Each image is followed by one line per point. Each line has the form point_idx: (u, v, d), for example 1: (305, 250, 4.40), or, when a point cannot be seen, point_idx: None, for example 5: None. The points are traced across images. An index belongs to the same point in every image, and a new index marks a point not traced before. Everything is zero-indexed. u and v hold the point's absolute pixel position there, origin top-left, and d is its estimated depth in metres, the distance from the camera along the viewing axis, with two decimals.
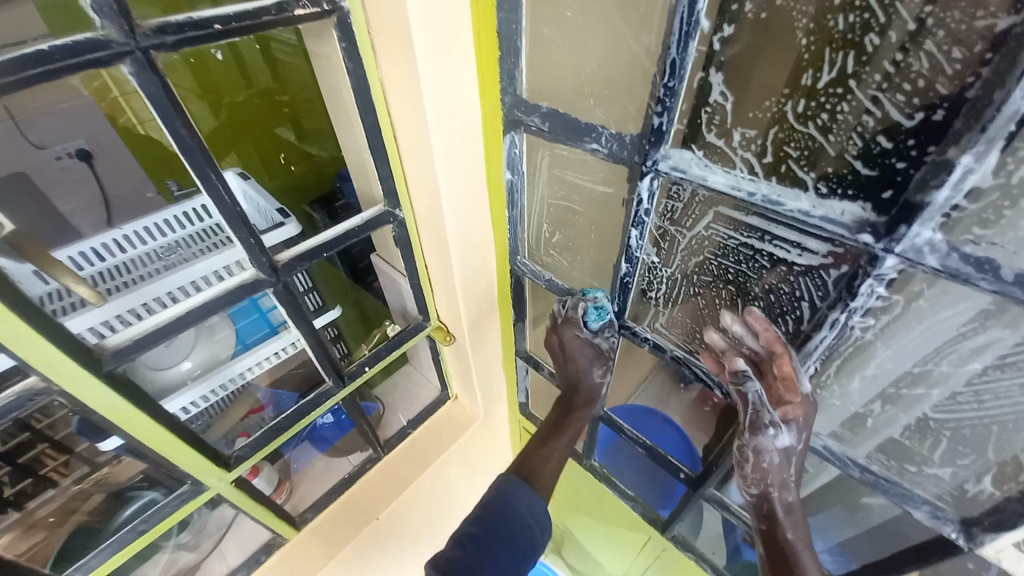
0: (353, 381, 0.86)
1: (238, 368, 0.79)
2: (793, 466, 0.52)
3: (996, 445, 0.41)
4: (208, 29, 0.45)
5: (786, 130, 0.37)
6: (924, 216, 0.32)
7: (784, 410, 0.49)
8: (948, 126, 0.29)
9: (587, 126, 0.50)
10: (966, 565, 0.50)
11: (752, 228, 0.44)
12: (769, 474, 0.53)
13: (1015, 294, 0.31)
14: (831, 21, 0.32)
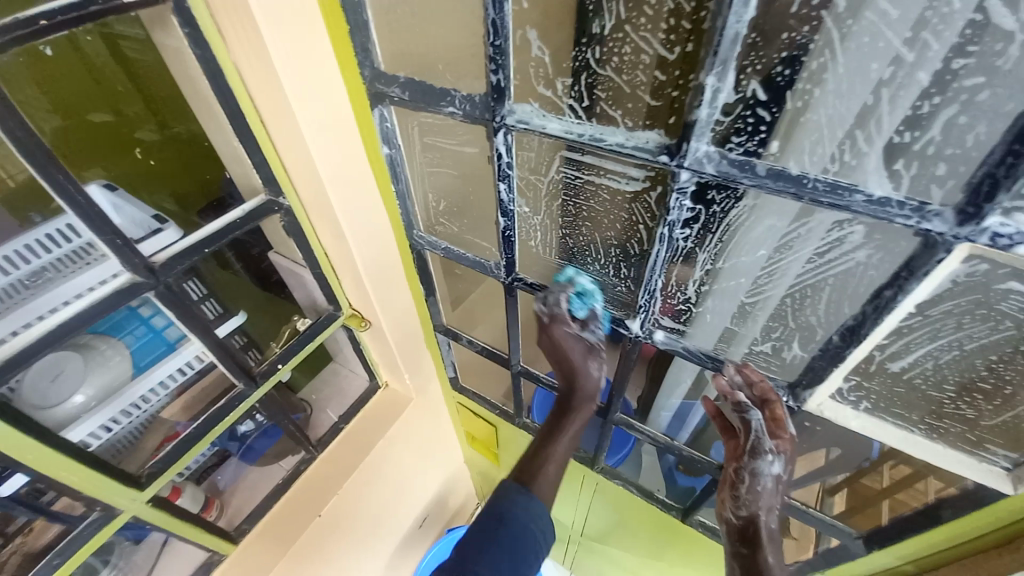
0: (266, 379, 0.87)
1: (142, 389, 0.76)
2: (775, 493, 0.59)
3: (795, 315, 0.51)
4: (32, 26, 0.44)
5: (591, 75, 0.44)
6: (697, 131, 0.40)
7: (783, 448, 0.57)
8: (696, 54, 0.37)
9: (442, 91, 0.53)
10: (803, 421, 0.63)
11: (591, 166, 0.51)
12: (758, 499, 0.58)
13: (767, 184, 0.40)
14: None
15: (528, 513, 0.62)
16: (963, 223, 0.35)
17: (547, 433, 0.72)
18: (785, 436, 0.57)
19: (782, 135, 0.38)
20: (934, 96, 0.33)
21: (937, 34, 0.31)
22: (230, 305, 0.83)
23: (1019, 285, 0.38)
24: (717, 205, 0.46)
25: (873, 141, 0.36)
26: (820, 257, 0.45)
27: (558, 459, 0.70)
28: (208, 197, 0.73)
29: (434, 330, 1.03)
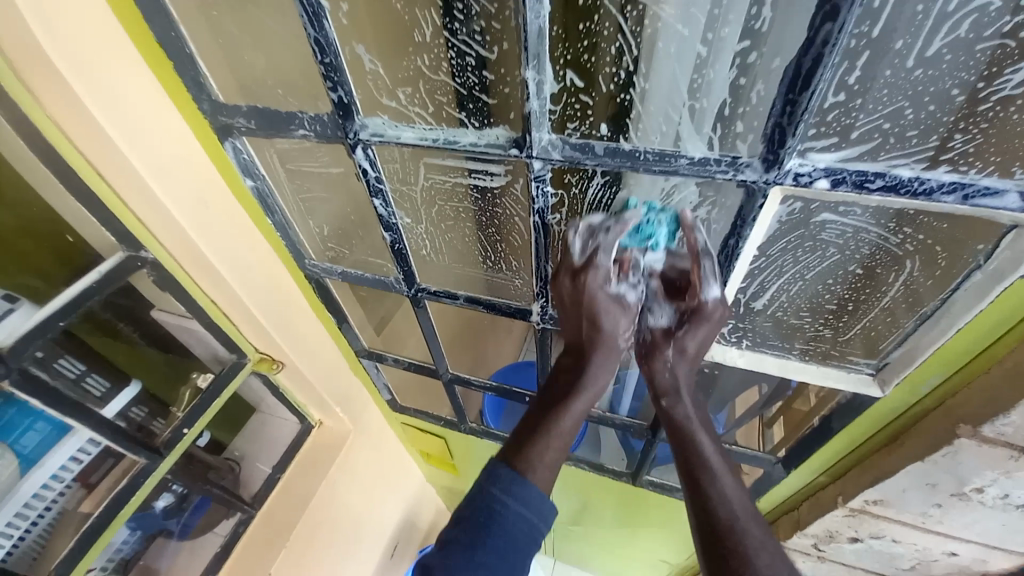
0: (172, 450, 0.78)
1: (36, 486, 0.69)
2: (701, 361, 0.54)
3: None
4: None
5: (428, 82, 0.46)
6: (536, 122, 0.42)
7: (703, 318, 0.51)
8: (507, 49, 0.40)
9: (288, 115, 0.53)
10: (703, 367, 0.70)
11: (455, 168, 0.52)
12: (681, 373, 0.54)
13: (609, 163, 0.43)
14: None
15: (520, 503, 0.49)
16: (769, 169, 0.39)
17: (542, 410, 0.56)
18: (719, 304, 0.50)
19: (604, 117, 0.42)
20: (728, 64, 0.38)
21: (723, 20, 0.36)
22: (118, 374, 0.77)
23: (831, 215, 0.44)
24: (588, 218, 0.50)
25: (682, 108, 0.40)
26: (674, 216, 0.50)
27: (558, 440, 0.53)
28: (70, 264, 0.64)
29: (358, 357, 1.00)
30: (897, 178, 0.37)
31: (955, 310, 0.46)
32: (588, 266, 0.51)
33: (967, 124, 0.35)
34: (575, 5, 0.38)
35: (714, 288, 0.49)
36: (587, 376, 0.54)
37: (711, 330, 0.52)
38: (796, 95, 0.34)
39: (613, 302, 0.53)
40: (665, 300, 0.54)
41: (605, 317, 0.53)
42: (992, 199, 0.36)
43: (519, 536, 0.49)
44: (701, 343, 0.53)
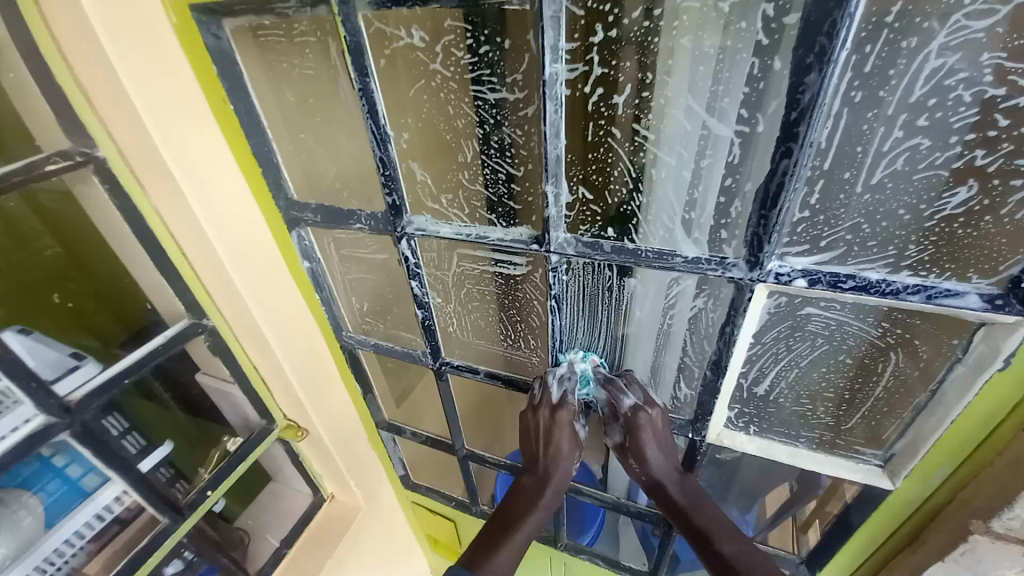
0: (193, 511, 0.81)
1: (56, 542, 0.70)
2: (668, 456, 0.60)
3: (671, 355, 0.62)
4: None
5: (467, 190, 0.55)
6: (553, 224, 0.51)
7: (637, 426, 0.59)
8: (532, 170, 0.50)
9: (349, 212, 0.64)
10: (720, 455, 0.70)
11: (483, 258, 0.61)
12: (650, 465, 0.59)
13: (616, 258, 0.50)
14: (456, 122, 0.52)
15: None
16: (753, 269, 0.45)
17: (502, 524, 0.62)
18: (647, 409, 0.59)
19: (612, 222, 0.50)
20: (718, 187, 0.46)
21: (709, 152, 0.45)
22: (154, 437, 0.80)
23: (814, 309, 0.49)
24: (550, 382, 0.63)
25: (675, 219, 0.49)
26: (682, 299, 0.55)
27: (515, 547, 0.60)
28: (130, 326, 0.73)
29: (378, 429, 1.03)
30: (866, 279, 0.43)
31: (946, 400, 0.48)
32: (553, 407, 0.62)
33: (919, 237, 0.41)
34: (586, 141, 0.47)
35: (631, 399, 0.60)
36: (544, 495, 0.62)
37: (651, 434, 0.59)
38: (768, 211, 0.42)
39: (565, 436, 0.62)
40: (614, 425, 0.63)
41: (563, 459, 0.63)
42: (956, 299, 0.41)
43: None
44: (653, 450, 0.59)
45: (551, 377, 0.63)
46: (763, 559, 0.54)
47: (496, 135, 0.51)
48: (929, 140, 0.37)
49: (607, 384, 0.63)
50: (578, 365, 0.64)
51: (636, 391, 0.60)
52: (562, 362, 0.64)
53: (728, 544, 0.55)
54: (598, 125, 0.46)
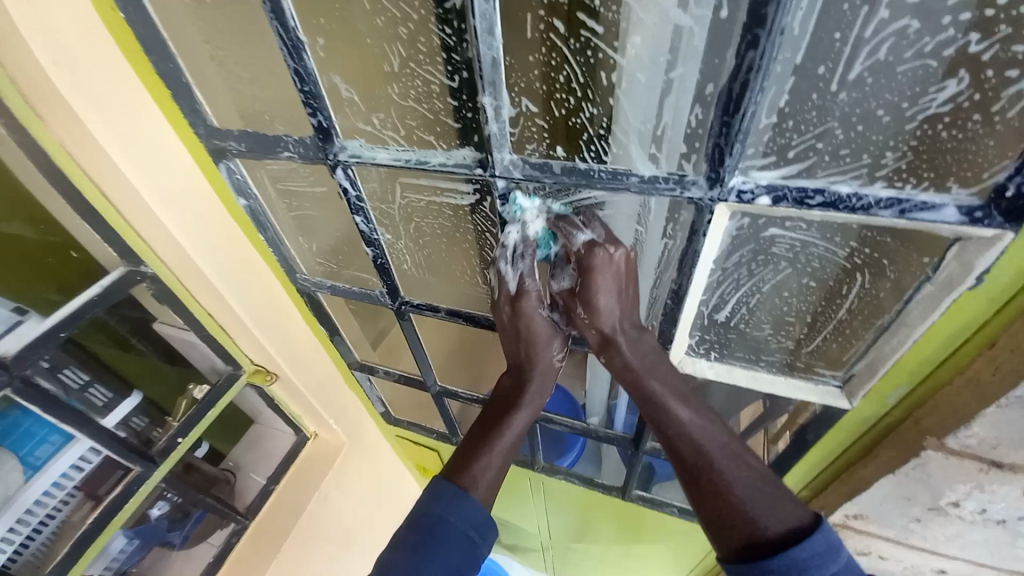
0: (167, 458, 0.82)
1: (39, 492, 0.71)
2: (617, 305, 0.54)
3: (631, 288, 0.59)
4: None
5: (399, 108, 0.49)
6: (497, 143, 0.45)
7: (593, 268, 0.52)
8: (469, 80, 0.42)
9: (275, 138, 0.58)
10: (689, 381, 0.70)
11: (428, 187, 0.55)
12: (599, 316, 0.54)
13: (566, 180, 0.46)
14: (378, 20, 0.45)
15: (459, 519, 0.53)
16: (713, 186, 0.41)
17: (484, 427, 0.62)
18: (603, 247, 0.51)
19: (561, 139, 0.45)
20: (690, 96, 0.39)
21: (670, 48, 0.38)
22: (122, 385, 0.80)
23: (778, 230, 0.46)
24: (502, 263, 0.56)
25: (629, 132, 0.42)
26: (653, 223, 0.49)
27: (496, 454, 0.59)
28: (84, 276, 0.68)
29: (350, 369, 1.02)
30: (836, 194, 0.38)
31: (910, 322, 0.46)
32: (515, 297, 0.59)
33: (897, 142, 0.36)
34: (526, 38, 0.40)
35: (587, 236, 0.51)
36: (527, 394, 0.62)
37: (608, 274, 0.52)
38: (731, 117, 0.36)
39: (533, 325, 0.60)
40: (564, 265, 0.55)
41: (537, 345, 0.61)
42: (931, 213, 0.37)
43: (460, 551, 0.52)
44: (603, 292, 0.53)
45: (503, 259, 0.56)
46: (735, 451, 0.48)
47: (425, 35, 0.42)
48: (920, 21, 0.32)
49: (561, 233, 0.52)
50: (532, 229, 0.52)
51: (592, 225, 0.51)
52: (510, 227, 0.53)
53: (713, 455, 0.48)
54: (538, 18, 0.39)
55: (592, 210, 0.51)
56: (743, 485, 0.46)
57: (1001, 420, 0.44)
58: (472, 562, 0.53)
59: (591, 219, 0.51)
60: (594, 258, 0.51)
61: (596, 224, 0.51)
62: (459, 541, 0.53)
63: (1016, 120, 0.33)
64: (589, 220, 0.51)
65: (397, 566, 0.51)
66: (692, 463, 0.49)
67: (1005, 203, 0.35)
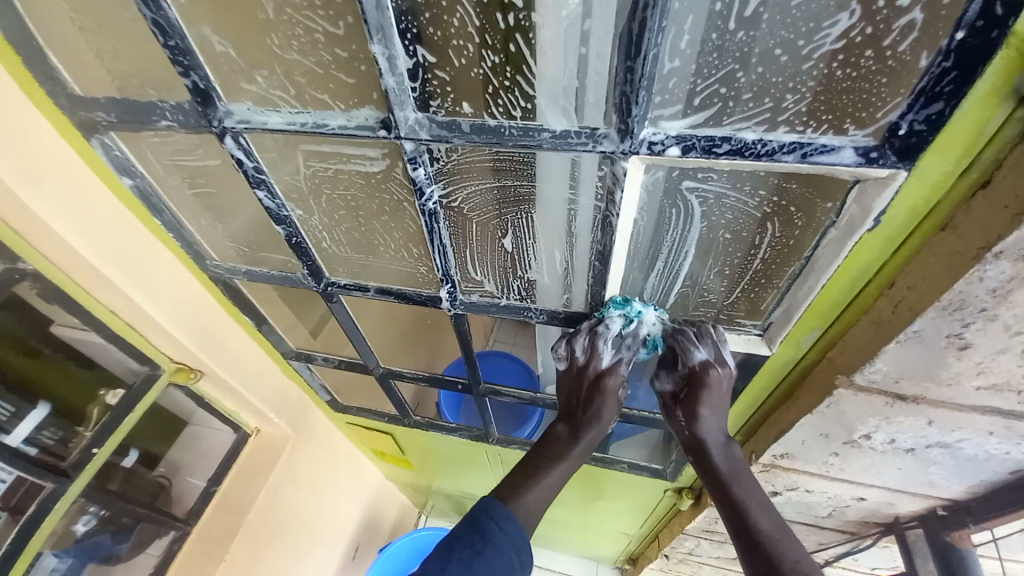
0: (82, 471, 0.78)
1: None
2: (719, 418, 0.59)
3: (559, 256, 0.57)
4: None
5: (281, 63, 0.43)
6: (399, 100, 0.41)
7: (703, 382, 0.58)
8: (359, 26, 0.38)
9: (148, 105, 0.52)
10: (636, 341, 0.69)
11: (333, 154, 0.50)
12: (701, 426, 0.59)
13: (476, 140, 0.43)
14: None
15: (507, 534, 0.56)
16: (624, 139, 0.40)
17: (536, 463, 0.63)
18: (714, 366, 0.58)
19: (465, 95, 0.41)
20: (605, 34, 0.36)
21: None
22: (26, 397, 0.76)
23: (692, 184, 0.45)
24: (599, 342, 0.61)
25: (534, 83, 0.39)
26: (586, 182, 0.46)
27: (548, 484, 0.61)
28: None
29: (286, 359, 0.96)
30: (741, 141, 0.38)
31: (817, 267, 0.48)
32: (601, 371, 0.62)
33: (796, 84, 0.36)
34: None
35: (702, 353, 0.58)
36: (577, 445, 0.62)
37: (715, 395, 0.58)
38: (633, 62, 0.35)
39: (610, 403, 0.62)
40: (667, 372, 0.62)
41: (608, 407, 0.62)
42: (830, 155, 0.37)
43: (503, 564, 0.54)
44: (708, 408, 0.58)
45: (601, 339, 0.60)
46: (797, 546, 0.50)
47: None
48: None
49: (674, 338, 0.59)
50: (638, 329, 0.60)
51: (709, 343, 0.58)
52: (609, 317, 0.59)
53: (781, 547, 0.50)
54: None
55: (709, 330, 0.58)
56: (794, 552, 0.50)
57: (900, 356, 0.47)
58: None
59: (708, 338, 0.58)
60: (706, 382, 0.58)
61: (714, 345, 0.58)
62: (503, 564, 0.55)
63: (905, 55, 0.32)
64: (707, 337, 0.58)
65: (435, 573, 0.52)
66: (746, 537, 0.52)
67: (898, 142, 0.36)
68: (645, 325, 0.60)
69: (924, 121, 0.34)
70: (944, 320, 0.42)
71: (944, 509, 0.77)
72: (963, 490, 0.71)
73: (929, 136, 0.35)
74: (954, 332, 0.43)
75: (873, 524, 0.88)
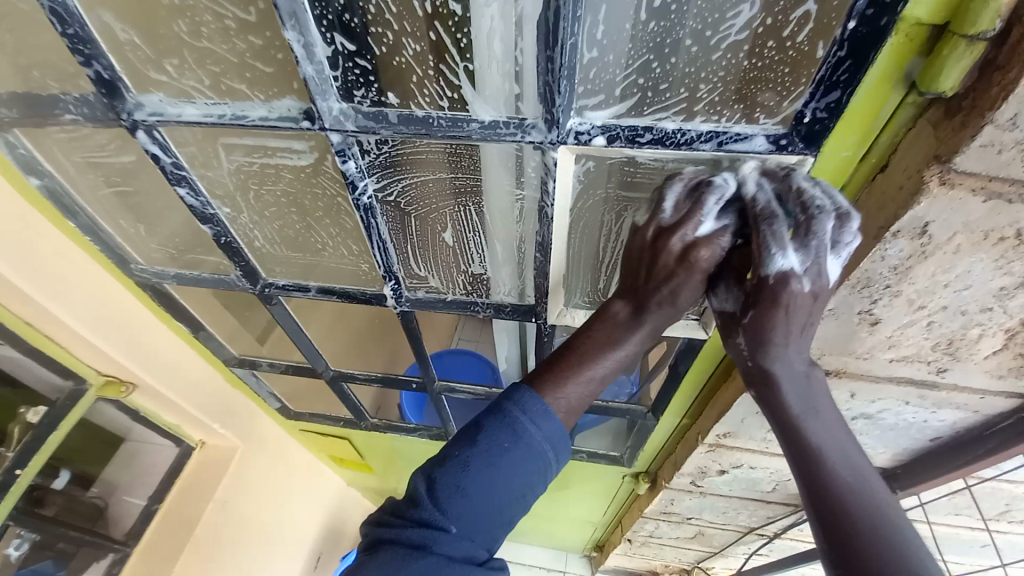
0: (7, 493, 0.72)
1: None
2: (796, 346, 0.42)
3: (503, 252, 0.57)
4: None
5: (193, 50, 0.41)
6: (321, 91, 0.40)
7: (776, 299, 0.40)
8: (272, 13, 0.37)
9: (49, 97, 0.48)
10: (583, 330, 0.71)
11: (258, 148, 0.48)
12: (764, 351, 0.42)
13: (405, 130, 0.42)
14: None
15: (542, 433, 0.45)
16: (551, 129, 0.40)
17: (564, 356, 0.47)
18: (798, 278, 0.39)
19: (389, 84, 0.40)
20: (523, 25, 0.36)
21: None
22: None
23: (622, 174, 0.46)
24: (707, 195, 0.41)
25: (458, 72, 0.39)
26: (530, 176, 0.46)
27: (589, 381, 0.46)
28: None
29: (229, 367, 0.92)
30: (662, 131, 0.39)
31: None
32: (691, 241, 0.42)
33: (709, 73, 0.37)
34: None
35: (788, 258, 0.39)
36: (633, 334, 0.46)
37: (793, 317, 0.40)
38: (552, 51, 0.35)
39: (689, 289, 0.44)
40: (730, 284, 0.44)
41: (680, 299, 0.45)
42: (743, 143, 0.39)
43: (535, 465, 0.44)
44: (776, 334, 0.41)
45: (709, 197, 0.41)
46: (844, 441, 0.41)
47: None
48: None
49: (757, 224, 0.39)
50: (748, 188, 0.40)
51: (806, 246, 0.38)
52: (720, 175, 0.41)
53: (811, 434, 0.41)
54: None
55: (817, 217, 0.38)
56: (863, 514, 0.37)
57: (820, 332, 0.50)
58: (539, 481, 0.45)
59: (808, 234, 0.38)
60: (773, 294, 0.40)
61: (811, 249, 0.38)
62: (533, 457, 0.44)
63: (805, 46, 0.34)
64: (806, 235, 0.38)
65: (458, 485, 0.43)
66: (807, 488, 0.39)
67: (803, 129, 0.38)
68: (753, 181, 0.40)
69: (825, 109, 0.36)
70: (856, 297, 0.45)
71: None
72: (889, 457, 0.76)
73: (830, 123, 0.37)
74: (864, 307, 0.46)
75: None
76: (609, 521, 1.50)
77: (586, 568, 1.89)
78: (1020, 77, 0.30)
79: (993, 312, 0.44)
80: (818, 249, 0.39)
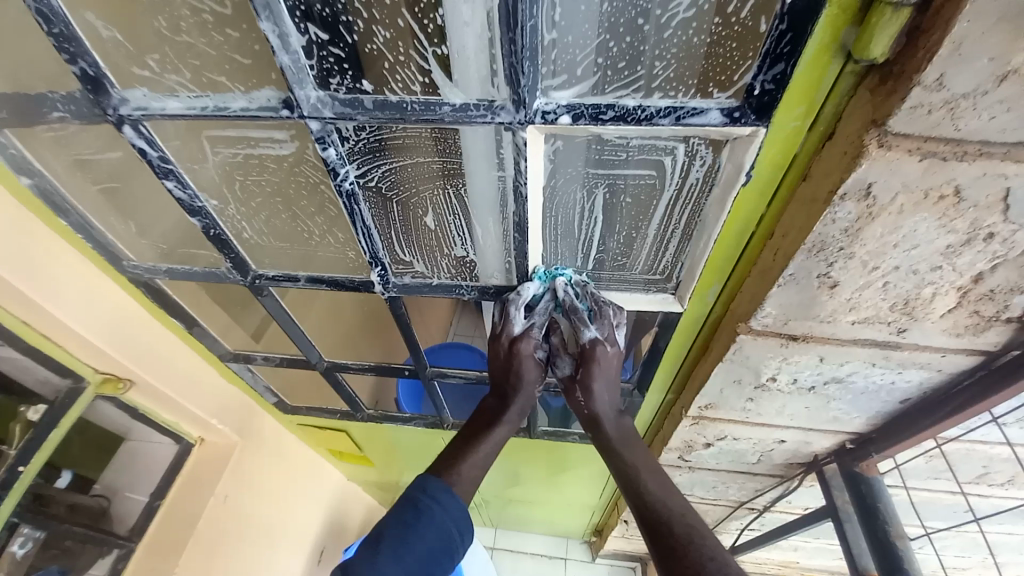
0: (9, 489, 0.74)
1: None
2: (608, 392, 0.68)
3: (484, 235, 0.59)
4: None
5: (174, 45, 0.43)
6: (298, 80, 0.42)
7: (592, 358, 0.65)
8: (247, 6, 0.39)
9: (36, 97, 0.49)
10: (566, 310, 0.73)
11: (240, 138, 0.50)
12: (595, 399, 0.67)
13: (380, 115, 0.44)
14: None
15: (442, 508, 0.61)
16: (519, 109, 0.42)
17: (470, 434, 0.69)
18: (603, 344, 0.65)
19: (363, 71, 0.42)
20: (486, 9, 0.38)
21: None
22: None
23: (591, 152, 0.48)
24: (510, 305, 0.65)
25: (427, 56, 0.41)
26: (508, 159, 0.48)
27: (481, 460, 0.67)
28: None
29: (223, 362, 0.94)
30: (624, 107, 0.42)
31: (708, 223, 0.53)
32: (515, 338, 0.67)
33: (662, 51, 0.39)
34: None
35: (592, 332, 0.64)
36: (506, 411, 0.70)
37: (602, 368, 0.65)
38: (513, 33, 0.37)
39: (528, 365, 0.67)
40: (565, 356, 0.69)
41: (525, 373, 0.68)
42: (699, 117, 0.41)
43: (437, 536, 0.59)
44: (596, 381, 0.66)
45: (514, 306, 0.65)
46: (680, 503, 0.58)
47: None
48: None
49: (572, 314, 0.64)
50: (559, 293, 0.64)
51: (599, 323, 0.64)
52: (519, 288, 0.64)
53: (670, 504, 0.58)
54: None
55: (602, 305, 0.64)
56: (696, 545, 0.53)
57: (785, 298, 0.53)
58: (447, 550, 0.60)
59: (600, 315, 0.64)
60: (591, 359, 0.65)
61: (605, 323, 0.64)
62: (440, 534, 0.60)
63: (748, 21, 0.37)
64: (598, 316, 0.64)
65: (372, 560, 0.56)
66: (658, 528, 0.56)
67: (754, 101, 0.40)
68: (562, 289, 0.64)
69: (772, 81, 0.39)
70: (813, 261, 0.48)
71: (851, 441, 0.86)
72: (864, 422, 0.79)
73: (778, 94, 0.39)
74: (822, 271, 0.49)
75: (796, 463, 0.96)
76: (605, 504, 1.53)
77: (586, 554, 1.93)
78: (943, 39, 0.32)
79: (943, 270, 0.47)
80: (609, 319, 0.65)
